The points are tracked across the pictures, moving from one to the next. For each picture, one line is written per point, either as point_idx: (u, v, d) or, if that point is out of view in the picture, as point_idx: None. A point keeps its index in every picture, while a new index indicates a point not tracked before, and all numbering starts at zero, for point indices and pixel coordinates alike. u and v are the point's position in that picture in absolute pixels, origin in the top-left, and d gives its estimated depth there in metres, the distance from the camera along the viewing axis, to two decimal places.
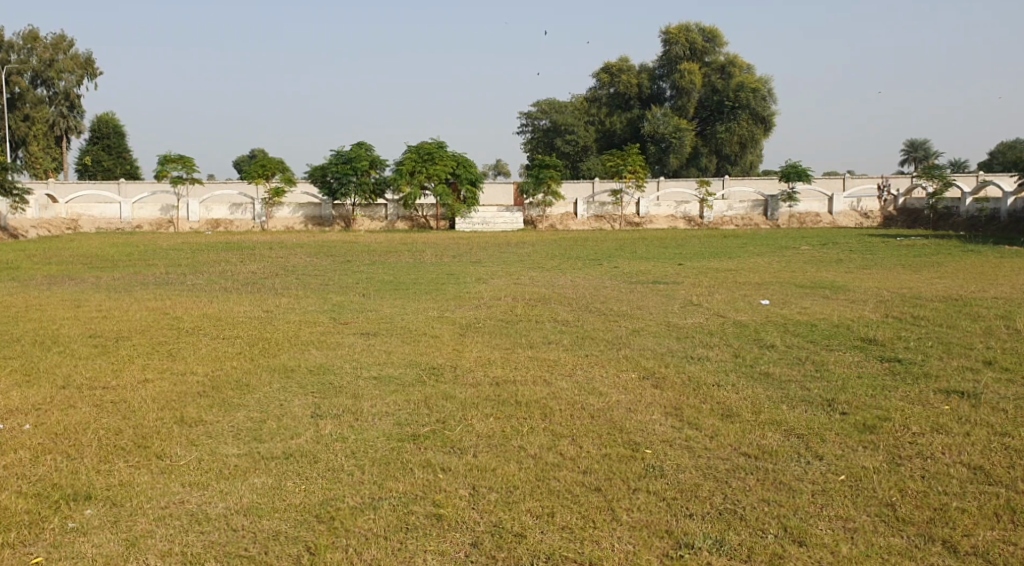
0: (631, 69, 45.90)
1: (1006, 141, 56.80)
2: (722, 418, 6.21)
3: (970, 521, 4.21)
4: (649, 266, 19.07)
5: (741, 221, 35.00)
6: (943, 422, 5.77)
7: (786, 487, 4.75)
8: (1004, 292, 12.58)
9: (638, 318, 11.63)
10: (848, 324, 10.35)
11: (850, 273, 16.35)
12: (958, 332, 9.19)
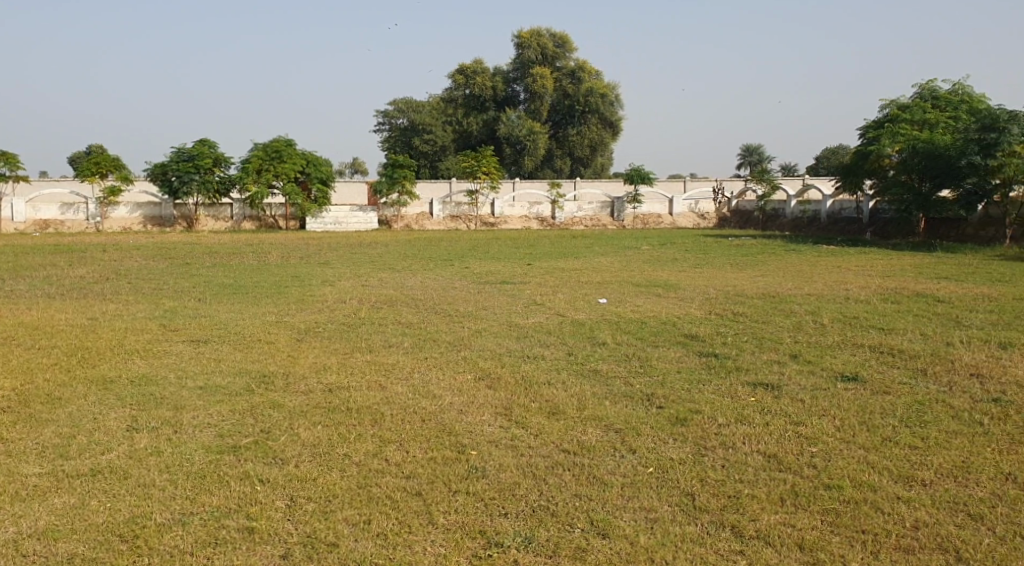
0: (485, 71, 46.03)
1: (829, 148, 60.94)
2: (548, 416, 6.40)
3: (758, 507, 4.56)
4: (497, 267, 19.33)
5: (591, 222, 35.96)
6: (746, 413, 6.18)
7: (599, 481, 4.98)
8: (818, 289, 13.50)
9: (480, 319, 11.76)
10: (676, 321, 10.87)
11: (685, 272, 17.09)
12: (771, 328, 9.83)
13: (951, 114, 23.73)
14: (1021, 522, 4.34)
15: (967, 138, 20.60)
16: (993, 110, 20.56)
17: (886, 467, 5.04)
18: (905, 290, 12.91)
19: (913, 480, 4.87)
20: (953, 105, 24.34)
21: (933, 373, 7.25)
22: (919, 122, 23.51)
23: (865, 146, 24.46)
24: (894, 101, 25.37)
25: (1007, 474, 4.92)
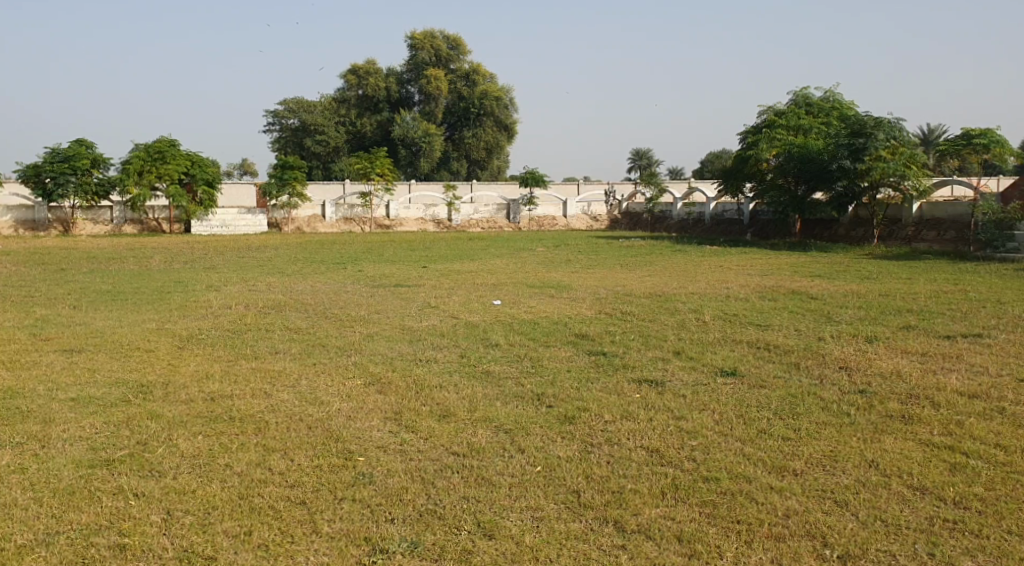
0: (378, 72, 45.72)
1: (714, 153, 62.98)
2: (437, 419, 6.38)
3: (640, 502, 4.67)
4: (391, 270, 19.18)
5: (487, 225, 36.06)
6: (631, 410, 6.31)
7: (487, 482, 5.00)
8: (702, 288, 13.91)
9: (372, 323, 11.62)
10: (567, 321, 11.02)
11: (577, 273, 17.35)
12: (657, 326, 10.09)
13: (823, 120, 24.90)
14: (882, 506, 4.58)
15: (838, 143, 21.63)
16: (861, 116, 21.62)
17: (761, 459, 5.23)
18: (782, 288, 13.44)
19: (785, 470, 5.08)
20: (826, 111, 25.55)
21: (805, 367, 7.60)
22: (795, 127, 24.50)
23: (745, 150, 25.39)
24: (770, 107, 26.39)
25: (870, 462, 5.19)
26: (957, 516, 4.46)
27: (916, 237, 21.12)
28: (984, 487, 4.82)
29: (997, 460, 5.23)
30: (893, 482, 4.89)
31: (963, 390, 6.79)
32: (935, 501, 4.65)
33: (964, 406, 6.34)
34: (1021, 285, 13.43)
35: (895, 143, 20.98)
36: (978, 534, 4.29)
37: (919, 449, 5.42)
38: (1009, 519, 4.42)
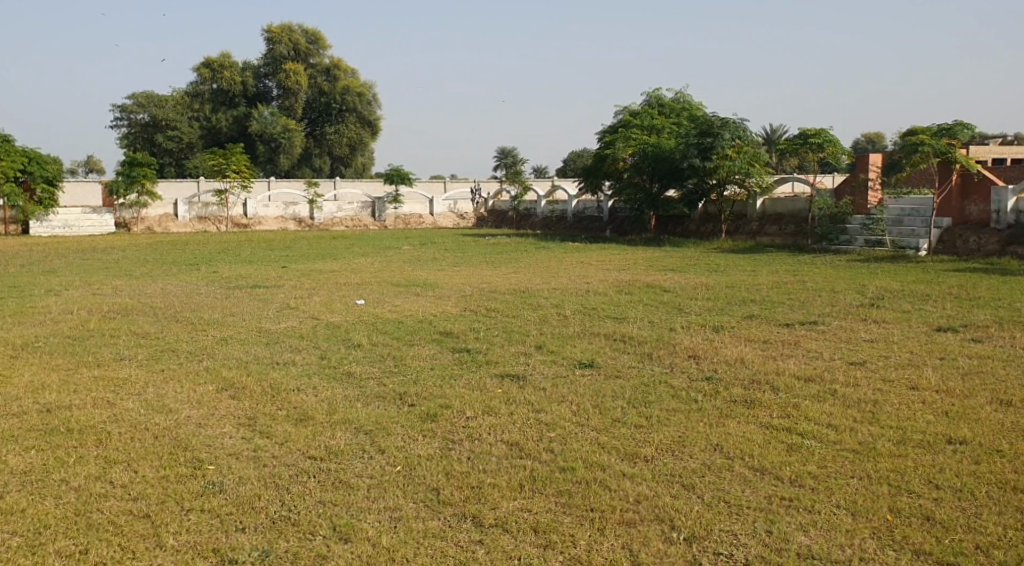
0: (233, 66, 43.95)
1: (576, 153, 64.23)
2: (294, 423, 6.22)
3: (498, 495, 4.70)
4: (249, 271, 18.57)
5: (351, 223, 35.40)
6: (493, 405, 6.35)
7: (344, 485, 4.91)
8: (563, 283, 14.13)
9: (227, 326, 11.22)
10: (430, 319, 10.96)
11: (441, 271, 17.28)
12: (520, 321, 10.19)
13: (675, 121, 25.86)
14: (726, 488, 4.79)
15: (688, 142, 22.47)
16: (709, 117, 22.57)
17: (615, 447, 5.38)
18: (639, 282, 13.82)
19: (637, 457, 5.23)
20: (677, 111, 26.52)
21: (658, 356, 7.86)
22: (649, 128, 25.32)
23: (603, 149, 26.03)
24: (626, 107, 27.12)
25: (715, 445, 5.42)
26: (793, 494, 4.71)
27: (760, 232, 22.19)
28: (817, 465, 5.12)
29: (828, 439, 5.57)
30: (736, 464, 5.12)
31: (801, 374, 7.20)
32: (774, 481, 4.90)
33: (800, 389, 6.72)
34: (855, 275, 14.35)
35: (740, 143, 22.00)
36: (812, 510, 4.54)
37: (760, 431, 5.71)
38: (838, 494, 4.71)
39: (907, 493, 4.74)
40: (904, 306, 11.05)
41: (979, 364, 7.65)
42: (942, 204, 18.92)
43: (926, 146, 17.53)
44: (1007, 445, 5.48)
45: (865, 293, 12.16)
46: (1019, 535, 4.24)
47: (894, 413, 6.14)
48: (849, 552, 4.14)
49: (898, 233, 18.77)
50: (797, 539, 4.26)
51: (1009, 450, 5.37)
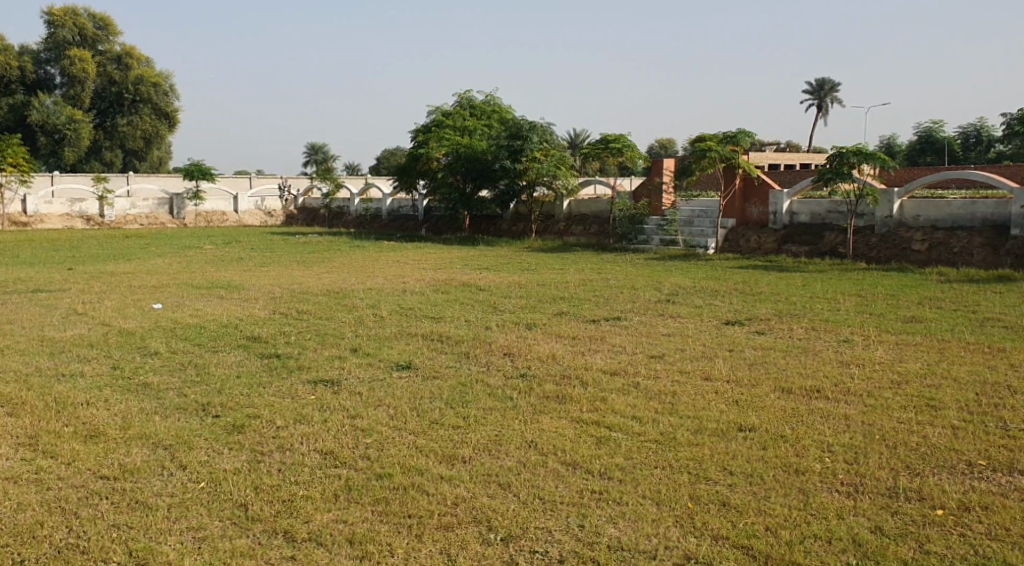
0: (8, 49, 40.27)
1: (388, 151, 63.73)
2: (84, 440, 5.73)
3: (311, 507, 4.54)
4: (30, 273, 17.01)
5: (146, 220, 33.32)
6: (304, 412, 6.13)
7: (142, 505, 4.58)
8: (376, 283, 13.95)
9: (3, 336, 10.19)
10: (236, 323, 10.46)
11: (247, 272, 16.61)
12: (333, 324, 9.92)
13: (486, 123, 26.19)
14: (541, 485, 4.86)
15: (499, 144, 22.81)
16: (518, 120, 23.08)
17: (431, 450, 5.33)
18: (453, 281, 13.86)
19: (454, 459, 5.21)
20: (488, 113, 26.85)
21: (474, 355, 7.90)
22: (461, 129, 25.50)
23: (415, 148, 25.93)
24: (437, 107, 27.08)
25: (530, 442, 5.49)
26: (603, 487, 4.85)
27: (567, 232, 22.91)
28: (625, 457, 5.30)
29: (633, 431, 5.78)
30: (549, 461, 5.21)
31: (607, 368, 7.46)
32: (585, 475, 5.03)
33: (607, 383, 6.95)
34: (654, 273, 15.11)
35: (547, 146, 22.63)
36: (620, 502, 4.69)
37: (571, 426, 5.84)
38: (644, 484, 4.90)
39: (706, 481, 4.99)
40: (697, 301, 11.73)
41: (763, 355, 8.24)
42: (727, 206, 20.26)
43: (714, 151, 18.65)
44: (789, 430, 5.91)
45: (664, 290, 12.81)
46: (803, 515, 4.57)
47: (692, 403, 6.49)
48: (655, 541, 4.29)
49: (689, 232, 20.18)
50: (608, 532, 4.38)
51: (791, 435, 5.79)
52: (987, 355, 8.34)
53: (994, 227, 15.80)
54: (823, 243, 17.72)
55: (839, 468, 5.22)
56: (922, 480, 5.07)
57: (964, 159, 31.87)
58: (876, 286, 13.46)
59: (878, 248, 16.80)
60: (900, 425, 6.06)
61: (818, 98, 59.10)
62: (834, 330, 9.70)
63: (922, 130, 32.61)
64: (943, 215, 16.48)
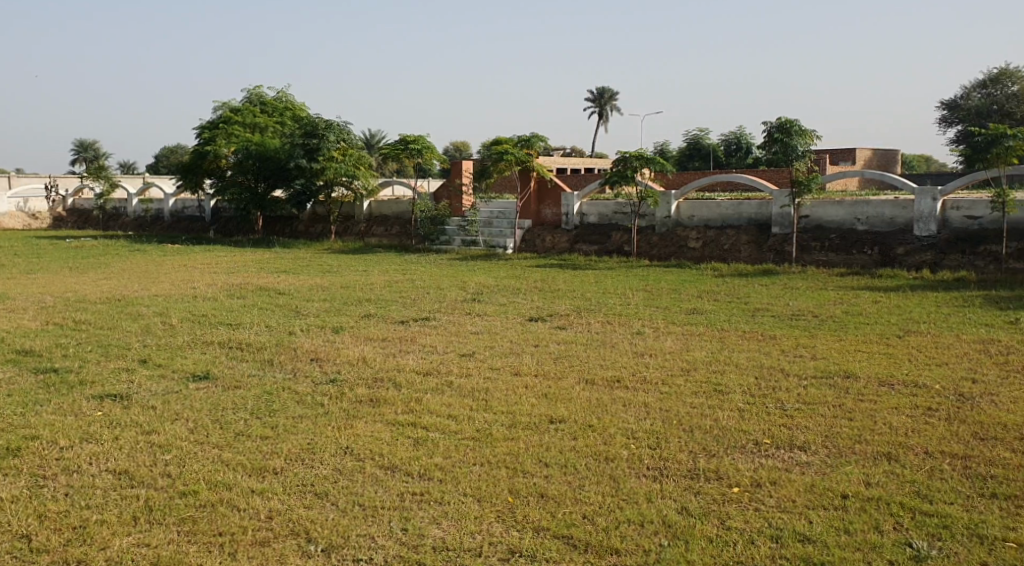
0: None
1: (168, 151, 60.20)
2: None
3: (107, 533, 4.18)
4: None
5: None
6: (91, 430, 5.63)
7: None
8: (163, 289, 13.10)
9: None
10: (3, 336, 9.45)
11: (11, 280, 15.09)
12: (117, 334, 9.20)
13: (277, 120, 25.26)
14: (359, 491, 4.73)
15: (293, 142, 22.09)
16: (312, 117, 22.43)
17: (239, 462, 5.06)
18: (248, 285, 13.28)
19: (265, 471, 4.96)
20: (279, 110, 25.91)
21: (279, 362, 7.58)
22: (251, 126, 24.45)
23: (202, 146, 24.57)
24: (224, 103, 25.81)
25: (344, 449, 5.34)
26: (422, 488, 4.80)
27: (366, 233, 22.65)
28: (442, 457, 5.27)
29: (449, 430, 5.77)
30: (367, 466, 5.08)
31: (419, 369, 7.41)
32: (403, 477, 4.95)
33: (420, 384, 6.90)
34: (456, 273, 15.20)
35: (344, 145, 22.33)
36: (442, 502, 4.65)
37: (386, 429, 5.74)
38: (464, 482, 4.89)
39: (524, 474, 5.06)
40: (500, 299, 11.91)
41: (566, 349, 8.48)
42: (523, 207, 20.77)
43: (510, 154, 19.02)
44: (597, 419, 6.12)
45: (467, 289, 12.92)
46: (616, 501, 4.73)
47: (504, 398, 6.57)
48: (478, 539, 4.29)
49: (489, 232, 20.55)
50: (431, 533, 4.33)
51: (598, 424, 6.00)
52: (761, 342, 9.07)
53: (759, 226, 17.13)
54: (611, 242, 18.61)
55: (645, 453, 5.46)
56: (718, 460, 5.40)
57: (728, 165, 34.55)
58: (661, 281, 14.27)
59: (659, 246, 17.86)
60: (694, 410, 6.43)
61: (600, 105, 61.93)
62: (627, 323, 10.16)
63: (690, 138, 35.03)
64: (716, 215, 17.71)
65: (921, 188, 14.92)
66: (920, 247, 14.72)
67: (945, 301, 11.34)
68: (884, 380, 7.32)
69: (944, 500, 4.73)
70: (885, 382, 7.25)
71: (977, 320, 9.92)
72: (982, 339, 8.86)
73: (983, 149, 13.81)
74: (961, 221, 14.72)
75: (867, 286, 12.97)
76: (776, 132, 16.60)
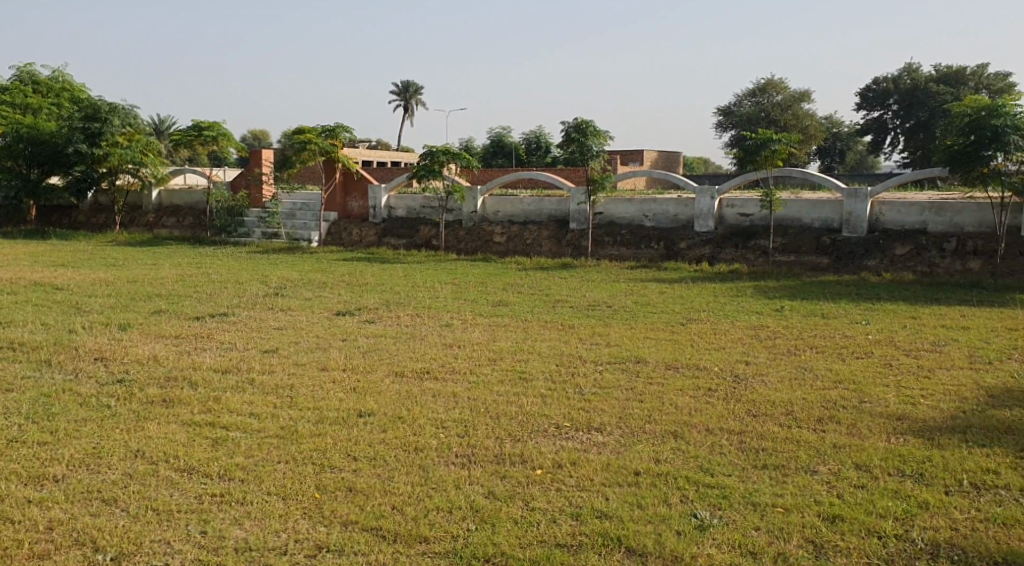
0: None
1: None
2: None
3: None
4: None
5: None
6: None
7: None
8: None
9: None
10: None
11: None
12: None
13: (52, 101, 23.24)
14: (152, 495, 4.49)
15: (71, 126, 20.24)
16: (94, 99, 20.64)
17: (14, 472, 4.66)
18: (20, 280, 12.14)
19: (43, 479, 4.60)
20: (55, 91, 23.86)
21: (58, 362, 7.02)
22: (23, 107, 22.36)
23: None
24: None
25: (136, 452, 5.04)
26: (223, 489, 4.61)
27: (156, 224, 21.45)
28: (244, 456, 5.09)
29: (252, 428, 5.58)
30: (160, 468, 4.83)
31: (217, 367, 7.11)
32: (202, 479, 4.74)
33: (219, 382, 6.62)
34: (256, 266, 14.66)
35: (131, 130, 20.80)
36: (244, 502, 4.50)
37: (181, 430, 5.47)
38: (267, 481, 4.75)
39: (331, 469, 4.99)
40: (305, 294, 11.59)
41: (374, 343, 8.41)
42: (327, 199, 20.35)
43: (313, 144, 18.62)
44: (406, 411, 6.13)
45: (268, 284, 12.47)
46: (425, 491, 4.76)
47: (311, 394, 6.44)
48: (284, 537, 4.18)
49: (291, 225, 20.01)
50: (233, 534, 4.18)
51: (407, 416, 6.01)
52: (562, 332, 9.40)
53: (559, 221, 17.73)
54: (418, 236, 18.66)
55: (453, 442, 5.54)
56: (523, 444, 5.56)
57: (529, 162, 35.49)
58: (466, 274, 14.44)
59: (465, 240, 18.09)
60: (500, 398, 6.59)
61: (404, 99, 61.68)
62: (435, 316, 10.21)
63: (493, 136, 35.68)
64: (519, 210, 18.16)
65: (701, 187, 15.99)
66: (700, 241, 15.77)
67: (722, 291, 12.24)
68: (670, 364, 7.81)
69: (724, 473, 5.12)
70: (671, 366, 7.75)
71: (749, 308, 10.79)
72: (755, 326, 9.64)
73: (753, 152, 15.00)
74: (735, 218, 15.91)
75: (655, 278, 13.77)
76: (573, 131, 17.26)
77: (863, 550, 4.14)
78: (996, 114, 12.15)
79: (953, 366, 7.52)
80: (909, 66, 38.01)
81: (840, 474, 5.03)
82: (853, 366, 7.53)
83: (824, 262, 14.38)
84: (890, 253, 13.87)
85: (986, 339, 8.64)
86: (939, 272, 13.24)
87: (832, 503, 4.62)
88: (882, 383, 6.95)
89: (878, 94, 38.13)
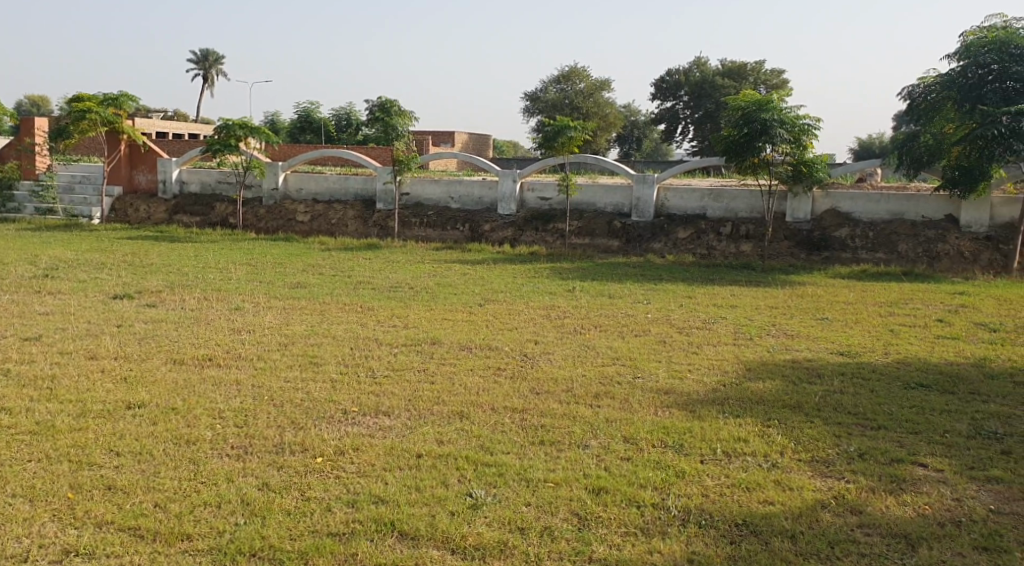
0: None
1: None
2: None
3: None
4: None
5: None
6: None
7: None
8: None
9: None
10: None
11: None
12: None
13: None
14: None
15: None
16: None
17: None
18: None
19: None
20: None
21: None
22: None
23: None
24: None
25: None
26: None
27: None
28: None
29: (2, 425, 5.15)
30: None
31: None
32: None
33: None
34: (25, 245, 13.50)
35: None
36: None
37: None
38: (13, 482, 4.41)
39: (89, 466, 4.69)
40: (79, 275, 10.78)
41: (153, 328, 7.96)
42: (110, 173, 19.01)
43: (93, 113, 17.17)
44: (181, 402, 5.85)
45: (37, 264, 11.48)
46: (192, 485, 4.57)
47: (74, 385, 6.01)
48: (26, 543, 3.91)
49: (69, 200, 18.56)
50: None
51: (182, 407, 5.73)
52: (359, 314, 9.30)
53: (362, 201, 17.50)
54: (213, 214, 17.89)
55: (230, 432, 5.35)
56: (305, 432, 5.45)
57: (337, 140, 34.73)
58: (262, 254, 13.98)
59: (266, 219, 17.52)
60: (287, 384, 6.43)
61: (201, 67, 58.50)
62: (225, 298, 9.81)
63: (301, 110, 34.49)
64: (322, 189, 17.75)
65: (504, 170, 16.27)
66: (502, 224, 16.10)
67: (519, 272, 12.54)
68: (463, 345, 7.92)
69: (502, 451, 5.25)
70: (464, 347, 7.85)
71: (543, 288, 11.12)
72: (547, 306, 9.95)
73: (551, 138, 15.38)
74: (535, 202, 16.31)
75: (456, 259, 13.91)
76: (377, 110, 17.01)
77: (622, 520, 4.38)
78: (766, 107, 12.97)
79: (720, 342, 8.11)
80: (697, 60, 40.32)
81: (608, 448, 5.29)
82: (631, 344, 7.94)
83: (614, 245, 15.07)
84: (674, 236, 14.75)
85: (751, 316, 9.38)
86: (715, 254, 14.22)
87: (598, 476, 4.85)
88: (655, 359, 7.38)
89: (671, 85, 40.29)
